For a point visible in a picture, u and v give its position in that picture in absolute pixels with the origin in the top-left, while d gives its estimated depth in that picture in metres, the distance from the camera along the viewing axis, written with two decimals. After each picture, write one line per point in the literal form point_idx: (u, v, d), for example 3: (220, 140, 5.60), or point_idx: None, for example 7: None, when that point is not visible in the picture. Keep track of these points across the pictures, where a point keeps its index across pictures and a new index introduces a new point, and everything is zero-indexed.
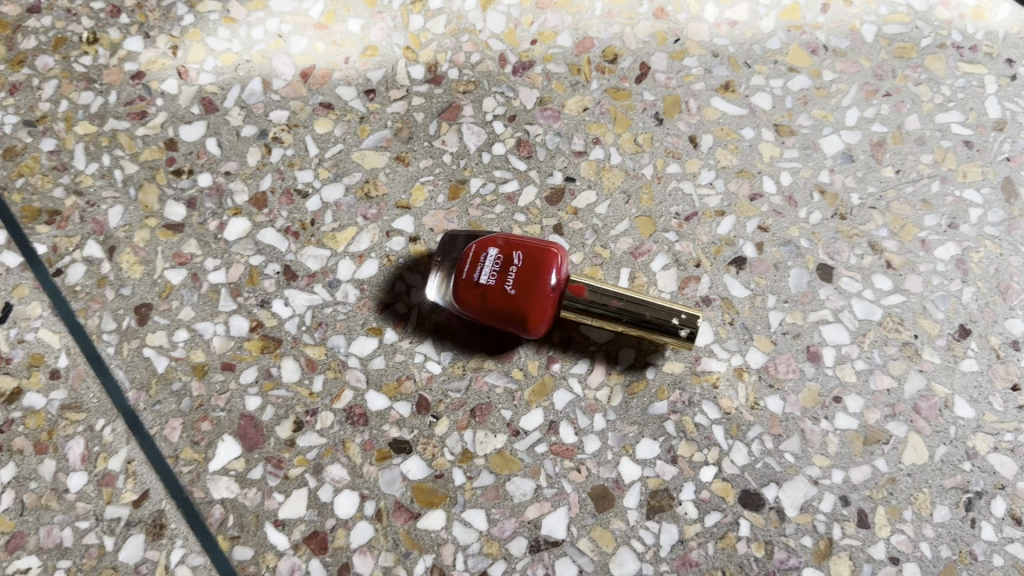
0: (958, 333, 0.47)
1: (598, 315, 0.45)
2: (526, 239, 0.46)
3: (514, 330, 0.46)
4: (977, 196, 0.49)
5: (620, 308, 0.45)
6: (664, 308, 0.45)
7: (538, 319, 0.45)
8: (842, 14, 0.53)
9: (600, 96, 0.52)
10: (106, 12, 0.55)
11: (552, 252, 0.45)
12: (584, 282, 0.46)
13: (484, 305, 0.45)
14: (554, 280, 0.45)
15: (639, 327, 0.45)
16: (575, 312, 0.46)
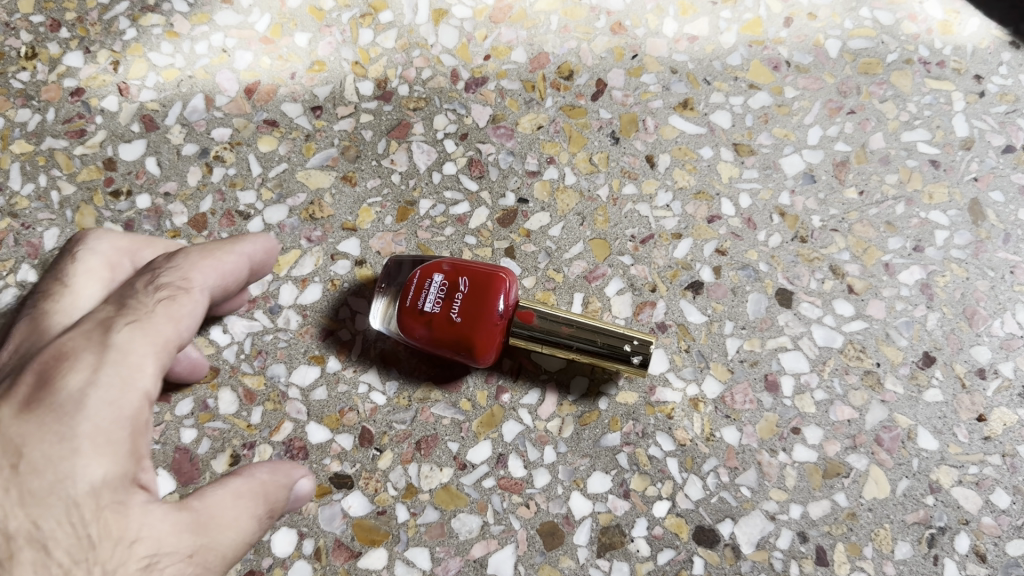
0: (922, 361, 0.45)
1: (549, 343, 0.43)
2: (474, 264, 0.45)
3: (462, 360, 0.44)
4: (944, 218, 0.48)
5: (571, 335, 0.42)
6: (615, 334, 0.42)
7: (485, 348, 0.43)
8: (805, 28, 0.51)
9: (555, 114, 0.50)
10: (45, 26, 0.53)
11: (499, 277, 0.43)
12: (534, 308, 0.43)
13: (429, 334, 0.43)
14: (502, 307, 0.43)
15: (591, 356, 0.43)
16: (525, 341, 0.43)
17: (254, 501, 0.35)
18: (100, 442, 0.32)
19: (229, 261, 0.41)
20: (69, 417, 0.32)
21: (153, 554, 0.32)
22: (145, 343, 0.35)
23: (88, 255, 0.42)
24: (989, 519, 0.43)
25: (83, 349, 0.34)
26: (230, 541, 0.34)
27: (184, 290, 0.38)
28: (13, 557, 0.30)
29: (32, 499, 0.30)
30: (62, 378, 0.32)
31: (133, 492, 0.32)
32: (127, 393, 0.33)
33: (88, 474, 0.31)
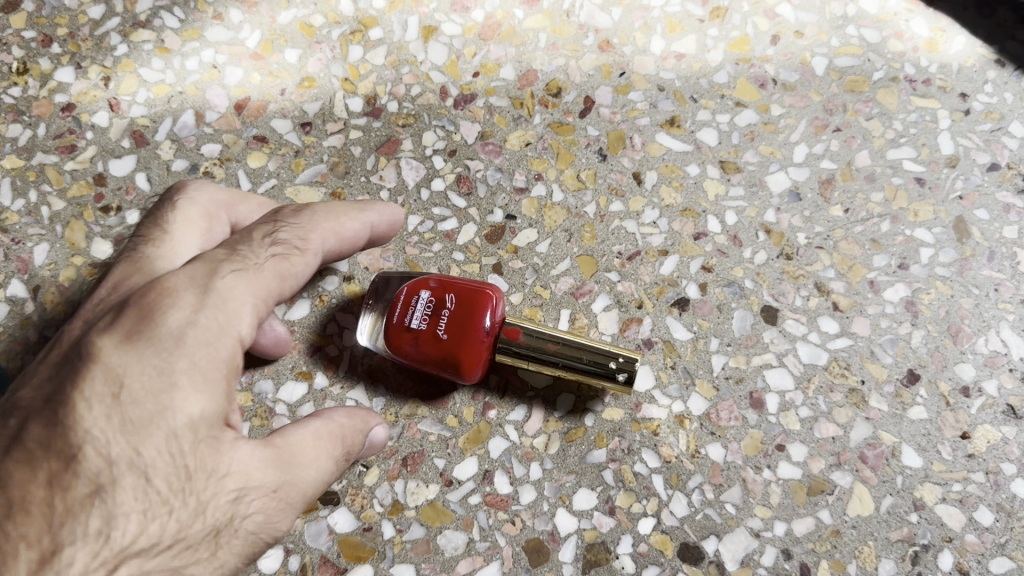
0: (907, 379, 0.45)
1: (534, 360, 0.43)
2: (461, 280, 0.44)
3: (450, 376, 0.44)
4: (928, 236, 0.48)
5: (556, 353, 0.42)
6: (599, 351, 0.42)
7: (471, 365, 0.43)
8: (792, 46, 0.52)
9: (543, 130, 0.50)
10: (37, 41, 0.53)
11: (486, 293, 0.43)
12: (520, 324, 0.43)
13: (416, 350, 0.43)
14: (489, 323, 0.43)
15: (576, 374, 0.42)
16: (511, 357, 0.43)
17: (332, 444, 0.38)
18: (198, 378, 0.34)
19: (350, 231, 0.44)
20: (174, 351, 0.34)
21: (241, 486, 0.35)
22: (246, 291, 0.37)
23: (188, 206, 0.45)
24: (972, 537, 0.43)
25: (185, 289, 0.36)
26: (310, 478, 0.37)
27: (294, 248, 0.41)
28: (116, 481, 0.31)
29: (133, 427, 0.32)
30: (165, 312, 0.35)
31: (225, 430, 0.35)
32: (226, 335, 0.36)
33: (187, 407, 0.34)
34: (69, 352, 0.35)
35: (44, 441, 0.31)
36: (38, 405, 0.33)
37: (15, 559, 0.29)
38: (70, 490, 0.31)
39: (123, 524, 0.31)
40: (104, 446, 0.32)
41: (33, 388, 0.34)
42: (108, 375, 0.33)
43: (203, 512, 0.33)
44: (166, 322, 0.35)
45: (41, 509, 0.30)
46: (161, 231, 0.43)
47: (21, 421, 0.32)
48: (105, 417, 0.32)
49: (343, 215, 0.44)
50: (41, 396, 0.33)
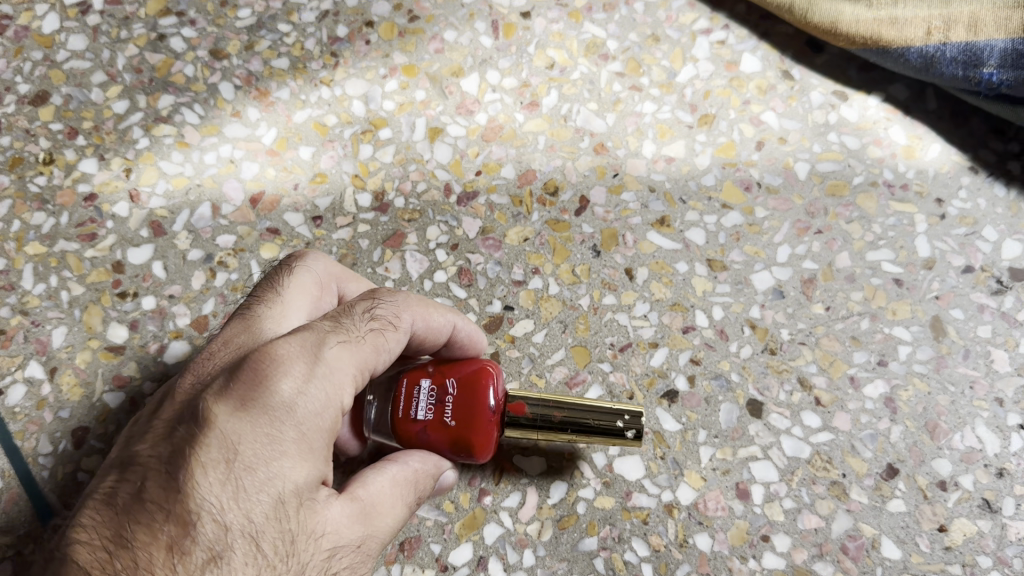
0: (886, 472, 0.47)
1: (547, 430, 0.45)
2: (457, 362, 0.45)
3: (464, 458, 0.45)
4: (906, 334, 0.51)
5: (566, 420, 0.44)
6: (606, 411, 0.44)
7: (484, 446, 0.44)
8: (776, 152, 0.55)
9: (541, 227, 0.53)
10: (63, 133, 0.56)
11: (485, 372, 0.44)
12: (524, 398, 0.45)
13: (427, 440, 0.44)
14: (493, 399, 0.44)
15: (587, 437, 0.45)
16: (523, 431, 0.45)
17: (407, 490, 0.40)
18: (304, 447, 0.36)
19: (438, 322, 0.45)
20: (285, 422, 0.36)
21: (335, 544, 0.36)
22: (349, 361, 0.39)
23: (302, 272, 0.46)
24: None
25: (296, 357, 0.37)
26: (388, 526, 0.39)
27: (389, 329, 0.42)
28: (229, 548, 0.33)
29: (245, 494, 0.34)
30: (278, 380, 0.36)
31: (321, 491, 0.37)
32: (331, 406, 0.37)
33: (293, 475, 0.35)
34: (182, 411, 0.37)
35: (166, 507, 0.33)
36: (156, 463, 0.34)
37: None
38: (189, 556, 0.32)
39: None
40: (219, 513, 0.33)
41: (151, 444, 0.36)
42: (222, 442, 0.35)
43: (304, 573, 0.35)
44: (280, 388, 0.36)
45: (163, 574, 0.32)
46: (266, 292, 0.45)
47: (142, 479, 0.34)
48: (220, 483, 0.34)
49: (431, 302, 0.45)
50: (160, 456, 0.35)
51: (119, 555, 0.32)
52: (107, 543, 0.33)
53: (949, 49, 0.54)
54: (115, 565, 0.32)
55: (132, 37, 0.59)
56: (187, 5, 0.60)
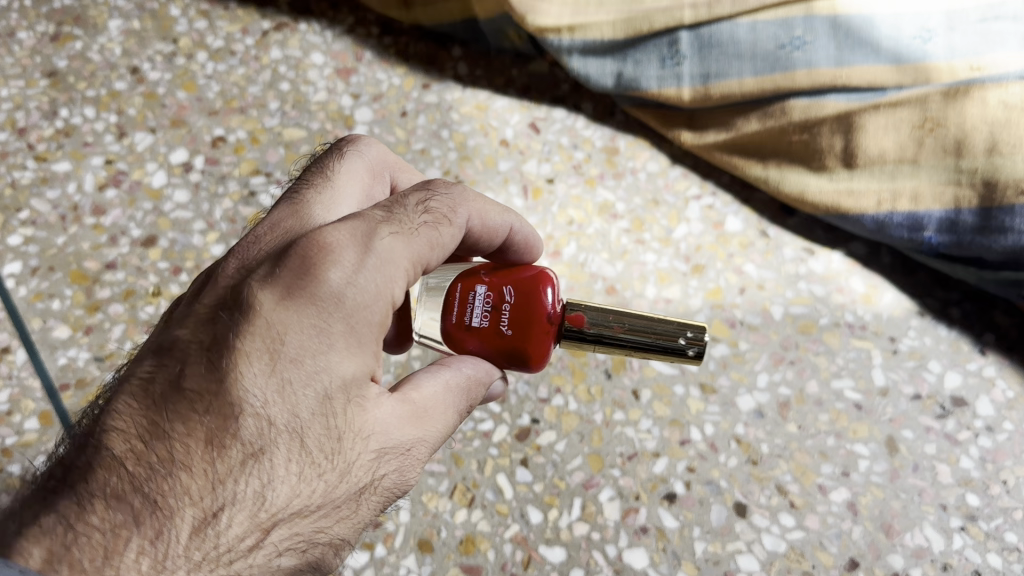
0: (849, 565, 0.57)
1: (612, 343, 0.51)
2: (508, 272, 0.51)
3: (516, 364, 0.51)
4: (865, 449, 0.61)
5: (632, 332, 0.50)
6: (669, 331, 0.50)
7: (539, 353, 0.51)
8: (756, 296, 0.67)
9: (562, 353, 0.65)
10: (169, 270, 0.68)
11: (546, 282, 0.50)
12: (585, 311, 0.51)
13: (483, 343, 0.50)
14: (551, 306, 0.50)
15: (653, 352, 0.51)
16: (592, 341, 0.51)
17: (456, 396, 0.46)
18: (351, 341, 0.41)
19: (495, 220, 0.51)
20: (333, 316, 0.40)
21: (381, 445, 0.41)
22: (398, 250, 0.43)
23: (352, 156, 0.52)
24: None
25: (346, 247, 0.42)
26: (437, 433, 0.44)
27: (445, 219, 0.47)
28: (270, 446, 0.38)
29: (291, 388, 0.39)
30: (328, 271, 0.41)
31: (367, 388, 0.41)
32: (378, 298, 0.42)
33: (341, 368, 0.40)
34: (233, 295, 0.42)
35: (211, 399, 0.38)
36: (203, 352, 0.39)
37: (180, 510, 0.36)
38: (227, 452, 0.37)
39: (276, 481, 0.38)
40: (262, 408, 0.38)
41: (193, 334, 0.41)
42: (271, 333, 0.39)
43: (349, 471, 0.40)
44: (329, 282, 0.41)
45: (202, 466, 0.37)
46: (319, 178, 0.50)
47: (183, 368, 0.39)
48: (264, 374, 0.39)
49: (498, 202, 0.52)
50: (205, 345, 0.40)
51: (156, 445, 0.37)
52: (144, 433, 0.37)
53: (896, 216, 0.67)
54: (151, 452, 0.37)
55: (228, 191, 0.72)
56: (273, 167, 0.73)
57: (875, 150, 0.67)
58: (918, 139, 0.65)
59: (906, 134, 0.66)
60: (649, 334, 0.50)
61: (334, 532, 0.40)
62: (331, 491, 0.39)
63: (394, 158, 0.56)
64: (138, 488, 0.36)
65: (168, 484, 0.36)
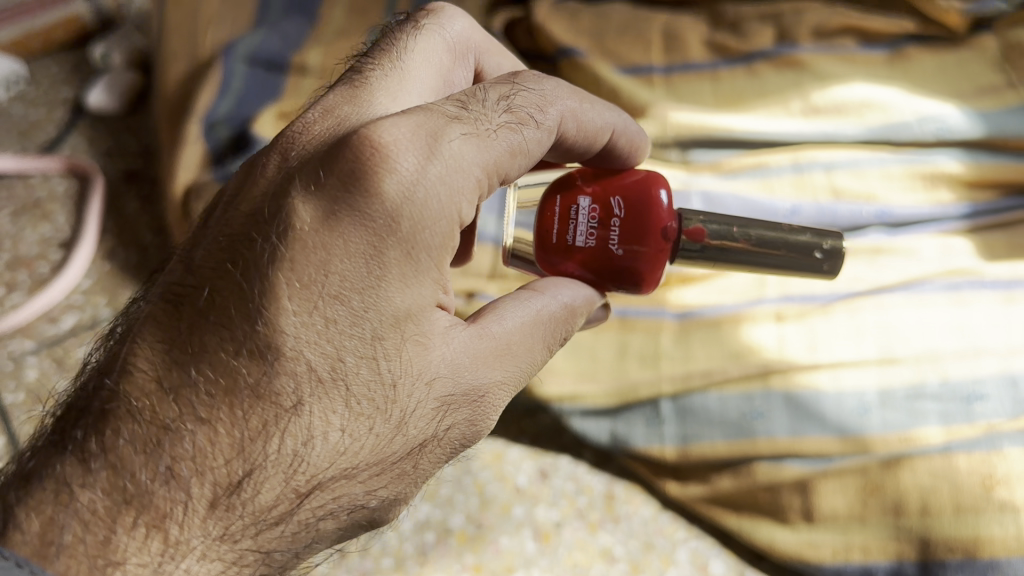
0: None
1: (745, 255, 0.69)
2: (613, 188, 0.69)
3: (633, 278, 0.70)
4: None
5: (768, 242, 0.69)
6: (799, 242, 0.68)
7: (649, 269, 0.69)
8: None
9: None
10: None
11: (650, 194, 0.68)
12: (704, 226, 0.69)
13: (599, 255, 0.68)
14: (663, 210, 0.68)
15: (785, 259, 0.69)
16: (729, 254, 0.69)
17: (535, 335, 0.61)
18: (401, 275, 0.53)
19: (598, 125, 0.66)
20: (384, 239, 0.52)
21: (441, 395, 0.55)
22: (466, 152, 0.54)
23: (430, 35, 0.67)
24: None
25: (406, 155, 0.52)
26: (504, 375, 0.59)
27: (529, 121, 0.60)
28: (306, 403, 0.51)
29: (336, 327, 0.52)
30: (383, 184, 0.51)
31: (413, 314, 0.54)
32: (440, 219, 0.53)
33: (391, 300, 0.53)
34: (283, 195, 0.53)
35: (243, 340, 0.51)
36: (240, 285, 0.52)
37: (205, 478, 0.49)
38: (256, 410, 0.50)
39: (312, 427, 0.51)
40: (299, 346, 0.51)
41: (235, 253, 0.53)
42: (321, 260, 0.51)
43: (401, 426, 0.54)
44: (387, 195, 0.51)
45: (228, 428, 0.50)
46: (399, 60, 0.64)
47: (222, 301, 0.52)
48: (306, 310, 0.51)
49: (600, 102, 0.67)
50: (250, 269, 0.52)
51: (177, 398, 0.50)
52: (167, 387, 0.51)
53: (850, 565, 0.79)
54: (173, 399, 0.50)
55: None
56: None
57: (828, 508, 0.80)
58: (862, 500, 0.79)
59: (853, 496, 0.80)
60: (782, 246, 0.69)
61: (383, 491, 0.55)
62: (378, 444, 0.53)
63: (480, 41, 0.72)
64: (158, 438, 0.50)
65: (198, 440, 0.50)
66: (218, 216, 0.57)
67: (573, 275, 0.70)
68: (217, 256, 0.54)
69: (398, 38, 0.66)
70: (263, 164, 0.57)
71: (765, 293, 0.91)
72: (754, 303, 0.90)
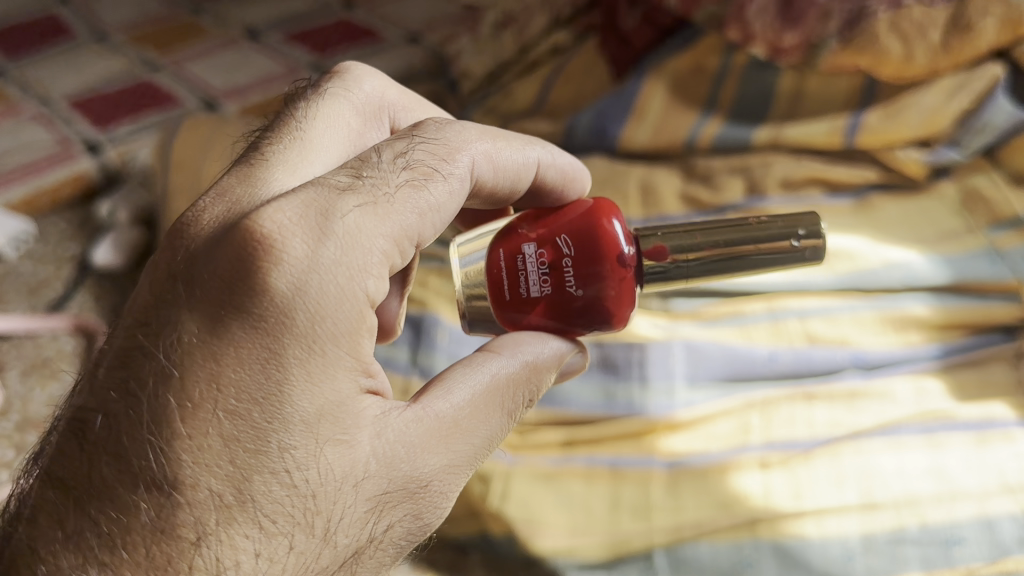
0: None
1: (718, 257, 0.74)
2: (560, 227, 0.73)
3: (602, 314, 0.73)
4: None
5: (736, 239, 0.74)
6: (766, 231, 0.74)
7: (617, 302, 0.72)
8: None
9: None
10: None
11: (598, 224, 0.72)
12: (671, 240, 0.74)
13: (560, 294, 0.72)
14: (613, 237, 0.72)
15: (758, 251, 0.74)
16: (698, 259, 0.74)
17: (487, 408, 0.65)
18: (303, 380, 0.55)
19: (516, 166, 0.73)
20: (278, 345, 0.55)
21: (372, 495, 0.58)
22: (361, 233, 0.58)
23: (332, 99, 0.75)
24: None
25: (291, 254, 0.55)
26: (449, 458, 0.62)
27: (434, 173, 0.64)
28: (215, 531, 0.53)
29: (238, 442, 0.54)
30: (271, 289, 0.54)
31: (319, 414, 0.56)
32: (338, 308, 0.56)
33: (294, 410, 0.55)
34: (173, 305, 0.56)
35: (141, 474, 0.53)
36: (138, 405, 0.55)
37: None
38: (161, 540, 0.52)
39: (221, 553, 0.53)
40: (200, 463, 0.53)
41: (129, 369, 0.56)
42: (215, 376, 0.54)
43: (327, 538, 0.57)
44: (276, 296, 0.54)
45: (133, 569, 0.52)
46: (299, 129, 0.70)
47: (119, 428, 0.54)
48: (203, 431, 0.54)
49: (521, 139, 0.75)
50: (144, 391, 0.55)
51: (83, 544, 0.53)
52: (74, 532, 0.53)
53: None
54: (80, 544, 0.53)
55: None
56: None
57: None
58: None
59: None
60: (752, 239, 0.74)
61: None
62: (301, 557, 0.56)
63: (394, 101, 0.80)
64: None
65: None
66: (118, 324, 0.60)
67: (540, 324, 0.74)
68: (113, 375, 0.57)
69: (304, 105, 0.73)
70: (155, 270, 0.59)
71: (750, 440, 0.94)
72: (739, 451, 0.93)
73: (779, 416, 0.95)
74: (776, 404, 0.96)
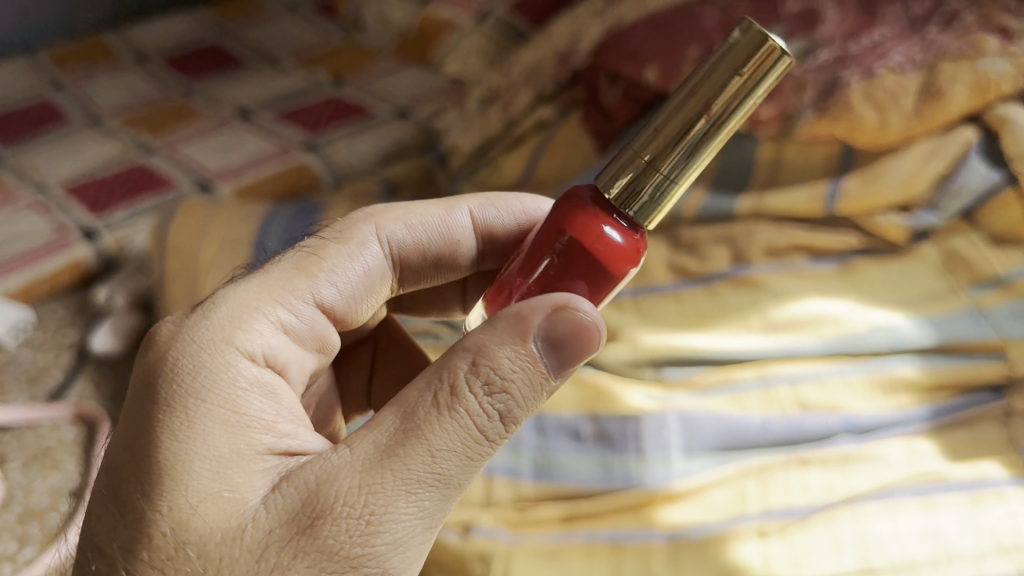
0: None
1: (679, 121, 0.67)
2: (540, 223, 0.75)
3: (590, 256, 0.68)
4: None
5: (687, 97, 0.67)
6: (707, 65, 0.66)
7: (592, 240, 0.68)
8: None
9: None
10: None
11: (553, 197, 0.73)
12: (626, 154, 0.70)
13: (540, 261, 0.70)
14: (565, 197, 0.71)
15: (711, 85, 0.66)
16: (671, 152, 0.67)
17: (405, 427, 0.62)
18: (171, 430, 0.63)
19: (441, 217, 0.89)
20: (149, 408, 0.65)
21: (261, 535, 0.60)
22: (225, 306, 0.71)
23: None
24: None
25: (165, 341, 0.69)
26: (352, 487, 0.60)
27: (324, 249, 0.80)
28: None
29: (126, 504, 0.62)
30: (148, 368, 0.68)
31: (190, 460, 0.62)
32: (202, 364, 0.67)
33: (165, 464, 0.62)
34: None
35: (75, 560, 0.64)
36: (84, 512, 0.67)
37: None
38: None
39: None
40: (102, 532, 0.63)
41: None
42: (111, 454, 0.65)
43: None
44: (150, 368, 0.67)
45: None
46: None
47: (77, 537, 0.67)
48: (105, 506, 0.63)
49: (445, 201, 0.90)
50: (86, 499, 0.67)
51: None
52: None
53: None
54: None
55: None
56: None
57: None
58: None
59: None
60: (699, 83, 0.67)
61: None
62: None
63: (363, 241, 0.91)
64: None
65: None
66: None
67: None
68: None
69: None
70: None
71: (747, 509, 0.94)
72: (737, 520, 0.93)
73: (775, 485, 0.95)
74: (770, 472, 0.97)
